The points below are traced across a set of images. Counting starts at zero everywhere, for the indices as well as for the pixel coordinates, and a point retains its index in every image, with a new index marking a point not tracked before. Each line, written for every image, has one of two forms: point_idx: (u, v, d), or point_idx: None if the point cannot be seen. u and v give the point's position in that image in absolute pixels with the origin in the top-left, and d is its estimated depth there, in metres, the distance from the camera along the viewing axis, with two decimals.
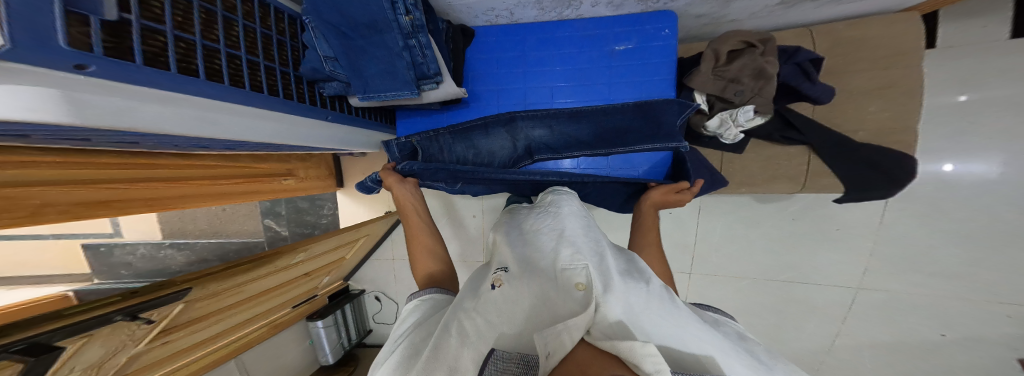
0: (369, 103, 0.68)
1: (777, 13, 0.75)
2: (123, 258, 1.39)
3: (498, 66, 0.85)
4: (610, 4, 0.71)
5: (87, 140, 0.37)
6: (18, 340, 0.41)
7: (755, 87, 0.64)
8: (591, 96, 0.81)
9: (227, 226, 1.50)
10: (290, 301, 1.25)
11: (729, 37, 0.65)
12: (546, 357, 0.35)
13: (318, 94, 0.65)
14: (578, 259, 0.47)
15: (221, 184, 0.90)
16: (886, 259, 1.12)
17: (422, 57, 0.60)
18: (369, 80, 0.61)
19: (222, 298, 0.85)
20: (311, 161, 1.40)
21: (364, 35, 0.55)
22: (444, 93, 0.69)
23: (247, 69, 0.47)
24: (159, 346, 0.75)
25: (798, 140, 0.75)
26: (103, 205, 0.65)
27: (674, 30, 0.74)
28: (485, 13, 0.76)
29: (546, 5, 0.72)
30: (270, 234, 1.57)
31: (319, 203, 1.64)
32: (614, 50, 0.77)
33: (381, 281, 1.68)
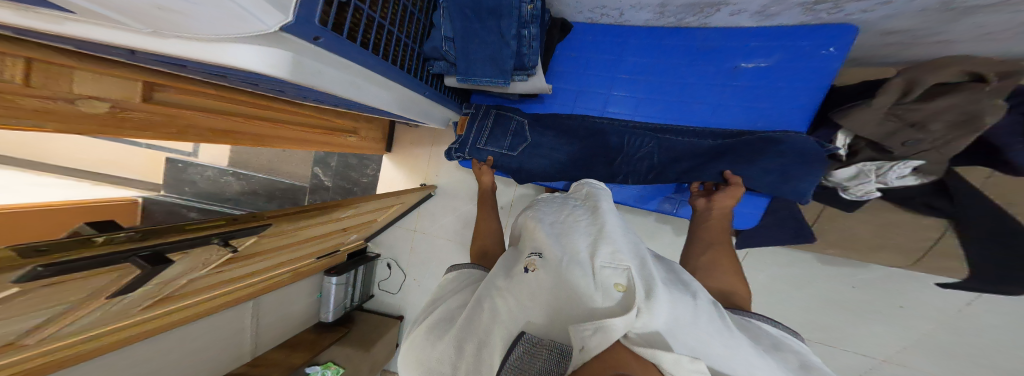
0: (463, 85, 0.69)
1: (1015, 37, 0.58)
2: (192, 176, 1.60)
3: (590, 67, 0.82)
4: (758, 13, 0.63)
5: (238, 79, 0.41)
6: (144, 248, 0.47)
7: (941, 137, 0.51)
8: (695, 115, 0.76)
9: (281, 165, 1.66)
10: (316, 252, 1.29)
11: (948, 64, 0.48)
12: (579, 350, 0.31)
13: (426, 71, 0.67)
14: (619, 259, 0.43)
15: (308, 133, 0.98)
16: (932, 351, 1.01)
17: (528, 48, 0.60)
18: (471, 63, 0.62)
19: (281, 238, 0.91)
20: (373, 123, 1.47)
21: (484, 20, 0.56)
22: (530, 87, 0.69)
23: (387, 40, 0.50)
24: (216, 273, 0.77)
25: (940, 211, 0.66)
26: (224, 134, 0.74)
27: (843, 48, 0.62)
28: (592, 10, 0.73)
29: (668, 10, 0.67)
30: (314, 182, 1.68)
31: (365, 162, 1.73)
32: (738, 67, 0.71)
33: (397, 248, 1.77)
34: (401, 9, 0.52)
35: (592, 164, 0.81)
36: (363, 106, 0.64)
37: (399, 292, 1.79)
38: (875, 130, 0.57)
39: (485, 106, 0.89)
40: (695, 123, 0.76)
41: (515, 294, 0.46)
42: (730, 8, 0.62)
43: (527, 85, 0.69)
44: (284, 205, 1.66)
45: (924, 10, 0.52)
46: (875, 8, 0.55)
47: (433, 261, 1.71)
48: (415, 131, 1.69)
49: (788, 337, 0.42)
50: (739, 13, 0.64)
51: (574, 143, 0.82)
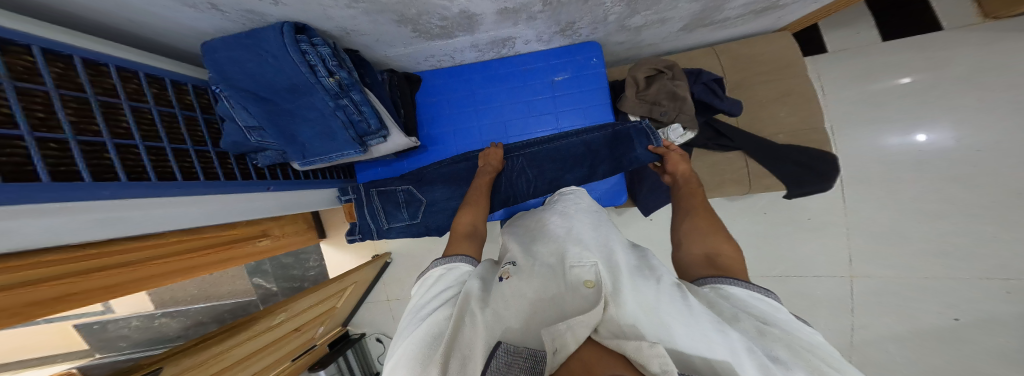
0: (312, 166, 0.69)
1: (680, 38, 0.85)
2: (119, 332, 1.33)
3: (448, 108, 0.87)
4: (540, 40, 0.77)
5: None
6: None
7: (674, 106, 0.75)
8: (541, 126, 0.85)
9: (217, 288, 1.43)
10: (289, 354, 1.20)
11: (642, 65, 0.78)
12: (552, 353, 0.28)
13: (251, 165, 0.66)
14: (587, 256, 0.44)
15: (185, 258, 0.84)
16: (868, 239, 1.10)
17: (358, 114, 0.61)
18: (304, 144, 0.62)
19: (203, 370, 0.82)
20: (286, 218, 1.33)
21: (290, 99, 0.55)
22: (393, 144, 0.72)
23: (157, 155, 0.48)
24: None
25: (730, 146, 0.84)
26: (58, 301, 0.57)
27: (601, 58, 0.81)
28: (427, 60, 0.80)
29: (482, 47, 0.76)
30: (261, 292, 1.50)
31: (303, 257, 1.57)
32: (554, 81, 0.83)
33: (380, 322, 1.64)
34: (156, 120, 0.49)
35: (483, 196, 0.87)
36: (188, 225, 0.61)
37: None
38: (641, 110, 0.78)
39: (362, 187, 0.87)
40: (549, 131, 0.84)
41: (492, 303, 0.40)
42: (519, 41, 0.75)
43: (389, 144, 0.72)
44: None
45: (615, 30, 0.75)
46: (594, 31, 0.75)
47: None
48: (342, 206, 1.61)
49: (755, 298, 0.40)
50: (528, 42, 0.77)
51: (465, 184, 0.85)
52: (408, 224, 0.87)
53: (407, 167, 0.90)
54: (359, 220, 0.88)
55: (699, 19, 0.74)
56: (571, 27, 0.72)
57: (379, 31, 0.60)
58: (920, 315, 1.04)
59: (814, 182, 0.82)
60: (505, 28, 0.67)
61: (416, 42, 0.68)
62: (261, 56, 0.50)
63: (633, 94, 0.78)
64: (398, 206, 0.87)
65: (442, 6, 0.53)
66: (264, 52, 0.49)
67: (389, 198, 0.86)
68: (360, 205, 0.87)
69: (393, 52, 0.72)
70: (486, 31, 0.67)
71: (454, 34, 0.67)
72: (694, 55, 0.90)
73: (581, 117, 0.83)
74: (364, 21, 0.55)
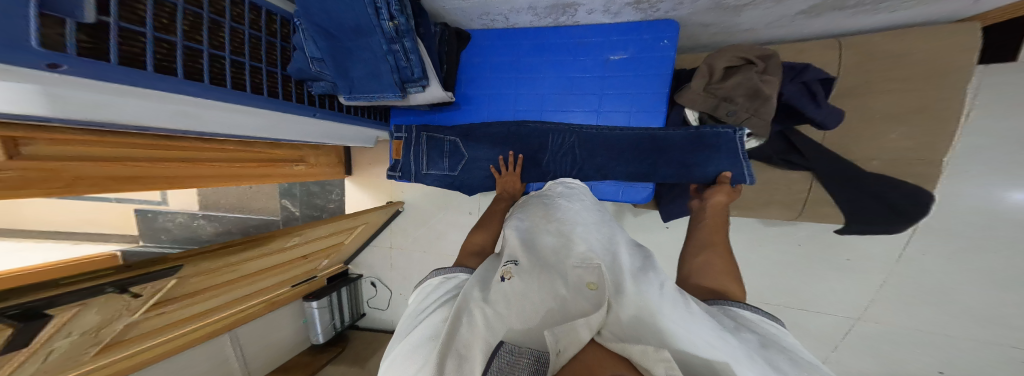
0: (358, 103, 0.72)
1: (798, 22, 0.72)
2: (164, 224, 1.49)
3: (488, 74, 0.85)
4: (606, 12, 0.70)
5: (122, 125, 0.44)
6: (14, 306, 0.46)
7: (748, 107, 0.64)
8: (582, 107, 0.81)
9: (250, 202, 1.59)
10: (287, 281, 1.32)
11: (726, 52, 0.64)
12: (557, 354, 0.32)
13: (307, 92, 0.70)
14: (591, 258, 0.47)
15: (236, 166, 0.92)
16: (901, 294, 1.01)
17: (405, 60, 0.62)
18: (354, 81, 0.64)
19: (216, 276, 0.90)
20: (322, 149, 1.41)
21: (352, 38, 0.58)
22: (430, 96, 0.73)
23: (237, 70, 0.53)
24: (154, 317, 0.78)
25: (800, 164, 0.76)
26: (128, 180, 0.66)
27: (674, 40, 0.72)
28: (480, 17, 0.76)
29: (541, 12, 0.71)
30: (285, 213, 1.63)
31: (327, 188, 1.68)
32: (609, 60, 0.77)
33: (378, 267, 1.78)
34: (246, 40, 0.54)
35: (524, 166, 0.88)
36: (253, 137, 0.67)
37: (388, 308, 1.80)
38: (704, 105, 0.70)
39: (414, 128, 0.91)
40: (590, 113, 0.81)
41: (495, 303, 0.43)
42: (583, 9, 0.69)
43: (426, 95, 0.73)
44: None
45: (708, 8, 0.66)
46: (678, 7, 0.66)
47: (410, 272, 1.74)
48: (374, 149, 1.68)
49: (766, 323, 0.40)
50: (593, 12, 0.71)
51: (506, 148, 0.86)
52: (446, 173, 0.93)
53: (440, 120, 0.92)
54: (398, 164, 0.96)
55: (830, 2, 0.61)
56: (648, 0, 0.64)
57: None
58: (909, 364, 1.07)
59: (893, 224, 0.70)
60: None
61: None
62: None
63: (698, 86, 0.68)
64: (442, 155, 0.92)
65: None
66: None
67: (437, 145, 0.91)
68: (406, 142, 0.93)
69: (451, 5, 0.70)
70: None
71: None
72: (805, 48, 0.77)
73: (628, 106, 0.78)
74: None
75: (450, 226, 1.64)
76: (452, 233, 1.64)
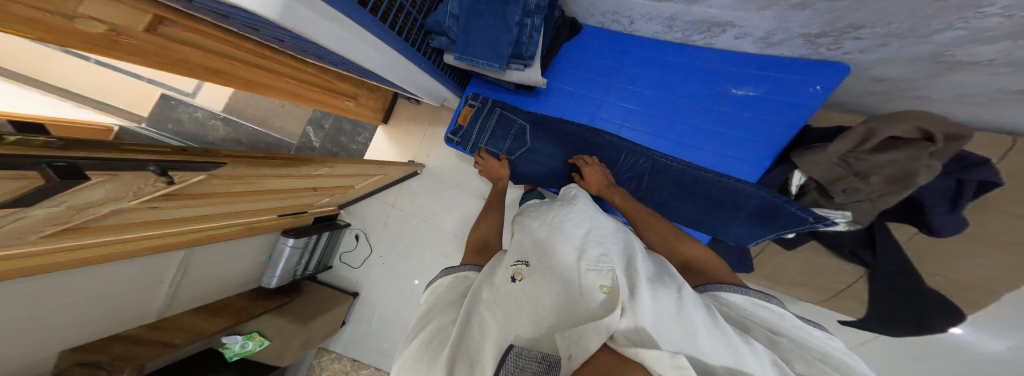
0: (460, 64, 0.71)
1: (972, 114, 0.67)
2: (180, 116, 1.42)
3: (584, 73, 0.86)
4: (761, 39, 0.63)
5: (258, 24, 0.42)
6: (62, 158, 0.34)
7: (879, 189, 0.56)
8: (671, 134, 0.80)
9: (274, 120, 1.53)
10: (280, 210, 1.24)
11: (901, 118, 0.48)
12: (568, 358, 0.31)
13: (426, 45, 0.70)
14: (604, 262, 0.47)
15: (307, 90, 0.91)
16: None
17: (528, 37, 0.62)
18: (471, 43, 0.64)
19: (230, 183, 0.74)
20: (374, 94, 1.37)
21: (493, 3, 0.58)
22: (525, 78, 0.72)
23: (395, 9, 0.55)
24: (144, 210, 0.63)
25: (865, 260, 0.80)
26: (214, 73, 0.62)
27: (830, 88, 0.63)
28: (603, 14, 0.73)
29: (676, 25, 0.67)
30: (303, 141, 1.57)
31: (358, 129, 1.63)
32: (728, 93, 0.74)
33: (368, 221, 1.76)
34: None
35: None
36: (353, 66, 0.64)
37: (359, 267, 1.75)
38: (828, 172, 0.61)
39: (490, 101, 0.92)
40: (678, 143, 0.80)
41: (503, 305, 0.44)
42: (736, 31, 0.63)
43: (522, 75, 0.72)
44: None
45: (916, 58, 0.52)
46: (872, 49, 0.53)
47: (403, 236, 1.71)
48: (415, 106, 1.64)
49: (756, 305, 0.42)
50: (742, 37, 0.65)
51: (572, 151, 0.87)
52: (503, 156, 0.93)
53: (515, 103, 0.94)
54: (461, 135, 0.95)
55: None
56: (838, 33, 0.53)
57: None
58: None
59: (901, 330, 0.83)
60: (739, 13, 0.55)
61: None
62: None
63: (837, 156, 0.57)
64: (506, 137, 0.92)
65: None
66: None
67: (501, 127, 0.91)
68: (478, 114, 0.92)
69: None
70: (703, 7, 0.56)
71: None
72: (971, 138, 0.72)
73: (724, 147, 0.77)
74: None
75: (453, 207, 1.63)
76: (448, 215, 1.64)
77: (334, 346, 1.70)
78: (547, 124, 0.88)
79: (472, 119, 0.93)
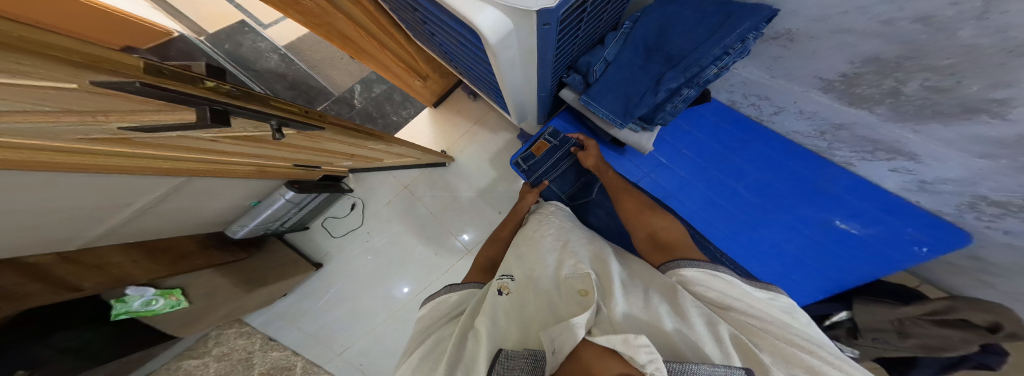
0: (581, 105, 0.74)
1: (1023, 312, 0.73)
2: (245, 41, 1.57)
3: (698, 147, 1.00)
4: (907, 182, 0.76)
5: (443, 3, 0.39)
6: (219, 103, 0.37)
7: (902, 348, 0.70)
8: (762, 228, 0.96)
9: (329, 69, 1.57)
10: (302, 161, 1.10)
11: (983, 307, 0.61)
12: (551, 352, 0.39)
13: (560, 76, 0.73)
14: (580, 268, 0.55)
15: (399, 63, 0.93)
16: None
17: (670, 106, 0.63)
18: (605, 89, 0.66)
19: (305, 141, 0.72)
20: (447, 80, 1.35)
21: (659, 66, 0.60)
22: (634, 139, 0.75)
23: (572, 32, 0.54)
24: (201, 140, 0.58)
25: None
26: (343, 39, 0.76)
27: (934, 251, 0.77)
28: (744, 95, 0.92)
29: (828, 138, 0.82)
30: (345, 95, 1.55)
31: (406, 103, 1.58)
32: (835, 222, 0.89)
33: (373, 194, 1.63)
34: (599, 17, 0.58)
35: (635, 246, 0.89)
36: (474, 56, 0.61)
37: (340, 237, 1.60)
38: (880, 321, 0.73)
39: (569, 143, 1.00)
40: (768, 242, 0.95)
41: (490, 313, 0.51)
42: (901, 164, 0.72)
43: (632, 135, 0.75)
44: (301, 99, 1.53)
45: None
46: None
47: (399, 224, 1.58)
48: (470, 102, 1.59)
49: (708, 275, 0.50)
50: (899, 172, 0.75)
51: None
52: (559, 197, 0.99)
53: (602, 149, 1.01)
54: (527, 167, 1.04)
55: None
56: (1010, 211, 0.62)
57: (821, 54, 0.64)
58: None
59: None
60: (936, 151, 0.62)
61: (800, 85, 0.74)
62: (697, 24, 0.54)
63: (903, 313, 0.70)
64: (572, 184, 1.00)
65: (947, 106, 0.53)
66: (709, 25, 0.53)
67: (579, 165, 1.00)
68: (563, 150, 1.01)
69: (756, 73, 0.83)
70: (906, 129, 0.63)
71: (873, 106, 0.64)
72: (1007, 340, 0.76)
73: (800, 256, 0.92)
74: (854, 40, 0.56)
75: (464, 212, 1.53)
76: (455, 219, 1.53)
77: (251, 319, 1.51)
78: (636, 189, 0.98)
79: (551, 155, 1.01)
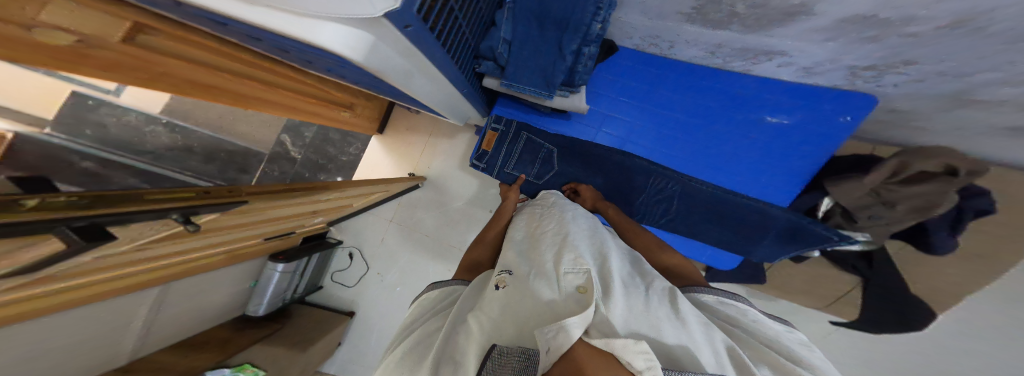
0: (504, 89, 0.70)
1: (959, 141, 0.76)
2: None
3: (615, 90, 0.88)
4: (806, 69, 0.70)
5: (258, 29, 0.35)
6: (78, 219, 0.33)
7: (902, 217, 0.70)
8: (702, 154, 0.87)
9: (234, 124, 1.38)
10: (270, 233, 1.06)
11: (932, 156, 0.61)
12: (546, 352, 0.32)
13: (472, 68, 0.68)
14: (580, 263, 0.52)
15: (321, 104, 0.87)
16: None
17: (581, 65, 0.63)
18: (519, 69, 0.63)
19: (244, 215, 0.67)
20: (371, 101, 1.28)
21: (551, 29, 0.57)
22: (567, 104, 0.72)
23: (450, 28, 0.50)
24: (129, 253, 0.53)
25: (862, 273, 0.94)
26: (262, 105, 0.69)
27: (856, 119, 0.75)
28: (643, 38, 0.78)
29: (723, 52, 0.73)
30: (276, 150, 1.45)
31: (348, 140, 1.52)
32: (765, 120, 0.82)
33: (364, 236, 1.57)
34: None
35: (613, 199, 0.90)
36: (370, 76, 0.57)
37: (354, 286, 1.56)
38: (861, 199, 0.74)
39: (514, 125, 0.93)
40: (711, 165, 0.87)
41: (487, 311, 0.46)
42: (781, 60, 0.69)
43: (565, 101, 0.73)
44: (224, 170, 1.37)
45: (939, 95, 0.64)
46: (905, 84, 0.64)
47: (404, 255, 1.54)
48: (415, 116, 1.54)
49: (721, 303, 0.48)
50: (786, 66, 0.71)
51: (603, 173, 0.89)
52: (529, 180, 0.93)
53: (545, 124, 0.94)
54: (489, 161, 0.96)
55: None
56: (882, 68, 0.61)
57: None
58: None
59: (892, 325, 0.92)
60: (797, 44, 0.60)
61: (671, 21, 0.66)
62: None
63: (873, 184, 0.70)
64: (532, 164, 0.92)
65: (770, 14, 0.53)
66: None
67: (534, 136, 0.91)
68: (507, 134, 0.93)
69: (626, 16, 0.72)
70: (764, 36, 0.61)
71: (727, 25, 0.61)
72: None
73: (742, 168, 0.86)
74: None
75: (455, 222, 1.51)
76: (448, 232, 1.51)
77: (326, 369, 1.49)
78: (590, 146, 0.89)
79: (507, 144, 0.93)
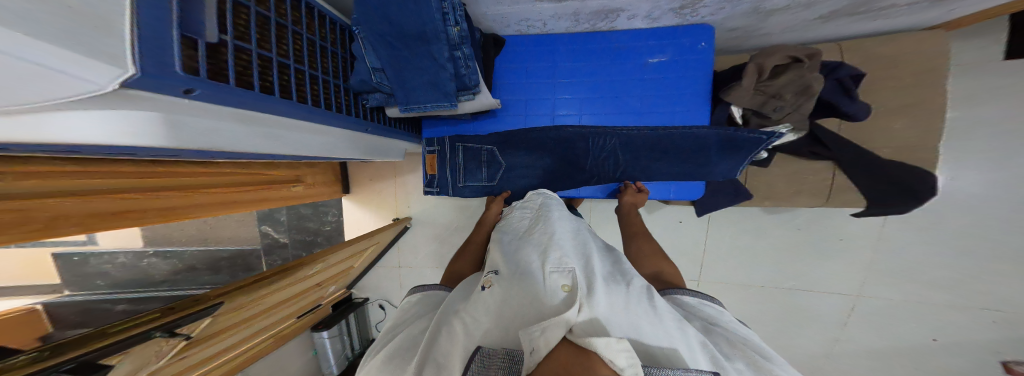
0: (408, 113, 0.74)
1: (809, 28, 0.83)
2: (100, 267, 1.31)
3: (518, 76, 0.89)
4: (647, 17, 0.78)
5: (124, 154, 0.43)
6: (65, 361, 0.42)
7: (796, 102, 0.76)
8: (616, 107, 0.87)
9: (218, 231, 1.41)
10: (293, 313, 1.17)
11: (774, 52, 0.74)
12: (530, 352, 0.33)
13: (360, 103, 0.75)
14: (566, 262, 0.46)
15: (244, 190, 0.88)
16: (875, 271, 1.19)
17: (466, 68, 0.65)
18: (410, 91, 0.67)
19: (234, 314, 0.80)
20: (319, 166, 1.32)
21: (410, 46, 0.60)
22: (478, 104, 0.74)
23: (299, 82, 0.57)
24: (177, 360, 0.70)
25: (825, 156, 0.89)
26: (165, 213, 0.72)
27: (709, 44, 0.81)
28: (518, 23, 0.82)
29: (581, 18, 0.78)
30: (268, 241, 1.47)
31: (322, 209, 1.53)
32: (648, 62, 0.84)
33: (385, 288, 1.59)
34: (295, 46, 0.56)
35: (567, 173, 0.90)
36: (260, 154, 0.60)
37: None
38: (755, 100, 0.78)
39: (446, 141, 0.95)
40: (629, 115, 0.86)
41: (472, 310, 0.44)
42: (624, 16, 0.77)
43: (475, 103, 0.74)
44: (235, 276, 1.43)
45: (743, 13, 0.74)
46: (717, 12, 0.75)
47: None
48: (373, 164, 1.55)
49: (702, 305, 0.51)
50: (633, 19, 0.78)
51: (547, 152, 0.88)
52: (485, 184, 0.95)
53: (472, 130, 0.94)
54: (444, 177, 0.98)
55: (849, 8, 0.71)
56: (692, 5, 0.72)
57: None
58: (907, 336, 1.20)
59: (898, 201, 0.84)
60: None
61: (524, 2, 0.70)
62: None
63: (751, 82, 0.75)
64: (481, 167, 0.95)
65: None
66: None
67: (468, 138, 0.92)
68: (445, 148, 0.95)
69: (493, 10, 0.75)
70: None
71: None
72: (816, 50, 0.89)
73: (659, 101, 0.85)
74: None
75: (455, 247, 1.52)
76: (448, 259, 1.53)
77: None
78: (523, 133, 0.86)
79: (455, 156, 0.94)
